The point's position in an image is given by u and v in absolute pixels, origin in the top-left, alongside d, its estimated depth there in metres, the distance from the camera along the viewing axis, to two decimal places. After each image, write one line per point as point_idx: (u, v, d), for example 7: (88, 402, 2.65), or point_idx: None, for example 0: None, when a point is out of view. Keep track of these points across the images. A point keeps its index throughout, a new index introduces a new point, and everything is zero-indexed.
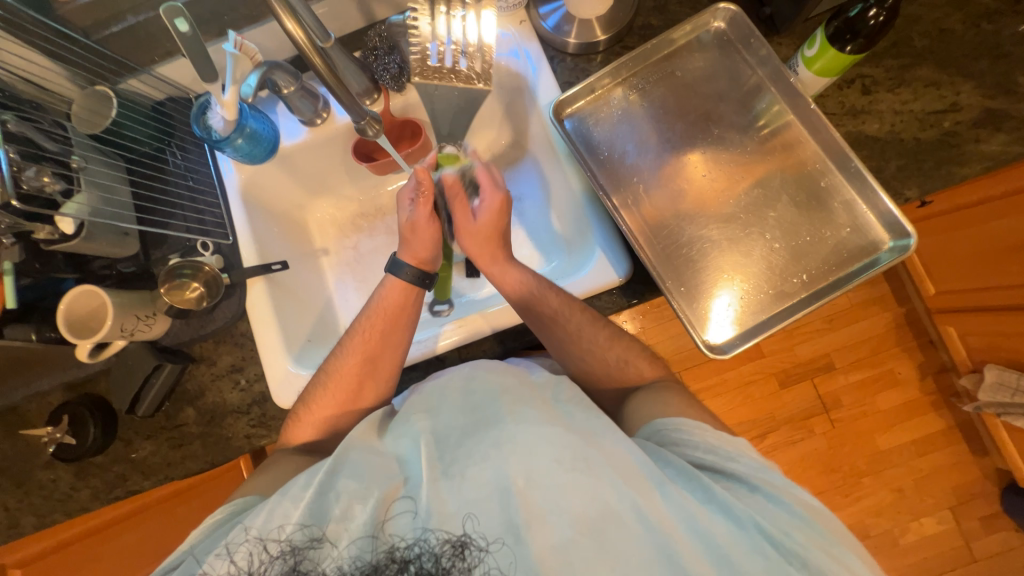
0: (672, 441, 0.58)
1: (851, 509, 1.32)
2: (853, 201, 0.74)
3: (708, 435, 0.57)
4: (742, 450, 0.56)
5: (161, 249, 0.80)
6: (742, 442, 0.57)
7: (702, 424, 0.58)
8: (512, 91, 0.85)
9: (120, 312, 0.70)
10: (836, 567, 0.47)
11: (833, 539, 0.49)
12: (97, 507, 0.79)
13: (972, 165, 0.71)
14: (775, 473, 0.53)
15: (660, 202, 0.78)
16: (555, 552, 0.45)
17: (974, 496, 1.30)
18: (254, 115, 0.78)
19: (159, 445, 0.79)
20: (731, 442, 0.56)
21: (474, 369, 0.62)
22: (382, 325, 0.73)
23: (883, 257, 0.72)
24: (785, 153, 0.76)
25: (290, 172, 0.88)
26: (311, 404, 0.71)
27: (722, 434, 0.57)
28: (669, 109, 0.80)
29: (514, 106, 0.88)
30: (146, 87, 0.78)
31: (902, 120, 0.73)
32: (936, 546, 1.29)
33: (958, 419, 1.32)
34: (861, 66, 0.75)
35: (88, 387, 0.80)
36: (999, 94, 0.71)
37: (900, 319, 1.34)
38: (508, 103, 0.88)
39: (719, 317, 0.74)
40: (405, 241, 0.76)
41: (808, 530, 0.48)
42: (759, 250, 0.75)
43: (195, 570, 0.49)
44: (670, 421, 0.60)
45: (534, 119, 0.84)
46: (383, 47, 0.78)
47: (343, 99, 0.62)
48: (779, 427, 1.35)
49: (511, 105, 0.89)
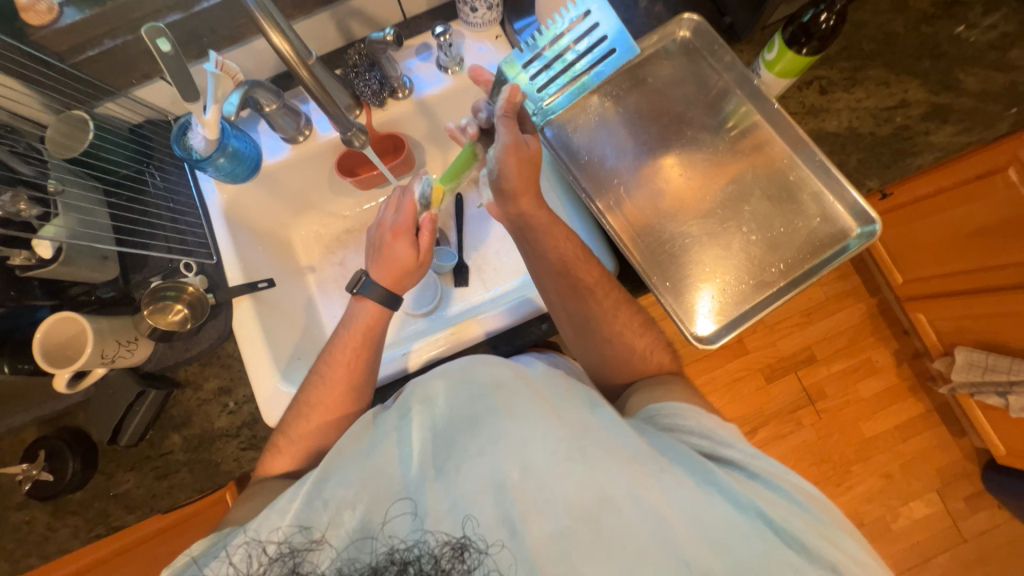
0: (668, 426, 0.59)
1: (844, 498, 1.34)
2: (821, 192, 0.78)
3: (704, 419, 0.59)
4: (737, 437, 0.57)
5: (141, 272, 0.78)
6: (735, 430, 0.58)
7: (696, 407, 0.60)
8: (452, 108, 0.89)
9: (100, 338, 0.68)
10: (836, 553, 0.48)
11: (829, 524, 0.50)
12: (76, 547, 0.75)
13: (925, 156, 0.76)
14: (771, 460, 0.54)
15: (641, 202, 0.81)
16: (553, 542, 0.46)
17: (957, 475, 1.34)
18: (236, 134, 0.79)
19: (143, 476, 0.76)
20: (725, 428, 0.58)
21: (470, 360, 0.60)
22: (362, 337, 0.71)
23: (853, 244, 0.75)
24: (755, 153, 0.80)
25: (273, 191, 0.88)
26: (293, 423, 0.68)
27: (720, 421, 0.59)
28: (643, 114, 0.83)
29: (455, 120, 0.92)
30: (124, 110, 0.79)
31: (859, 116, 0.78)
32: (926, 528, 1.32)
33: (936, 402, 1.37)
34: (817, 68, 0.80)
35: (65, 420, 0.76)
36: (943, 90, 0.76)
37: (873, 309, 1.40)
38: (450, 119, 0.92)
39: (702, 310, 0.76)
40: (379, 263, 0.72)
41: (806, 516, 0.50)
42: (737, 242, 0.78)
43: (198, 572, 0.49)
44: (670, 406, 0.61)
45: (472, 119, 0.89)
46: (364, 64, 0.77)
47: (331, 111, 0.64)
48: (768, 421, 1.38)
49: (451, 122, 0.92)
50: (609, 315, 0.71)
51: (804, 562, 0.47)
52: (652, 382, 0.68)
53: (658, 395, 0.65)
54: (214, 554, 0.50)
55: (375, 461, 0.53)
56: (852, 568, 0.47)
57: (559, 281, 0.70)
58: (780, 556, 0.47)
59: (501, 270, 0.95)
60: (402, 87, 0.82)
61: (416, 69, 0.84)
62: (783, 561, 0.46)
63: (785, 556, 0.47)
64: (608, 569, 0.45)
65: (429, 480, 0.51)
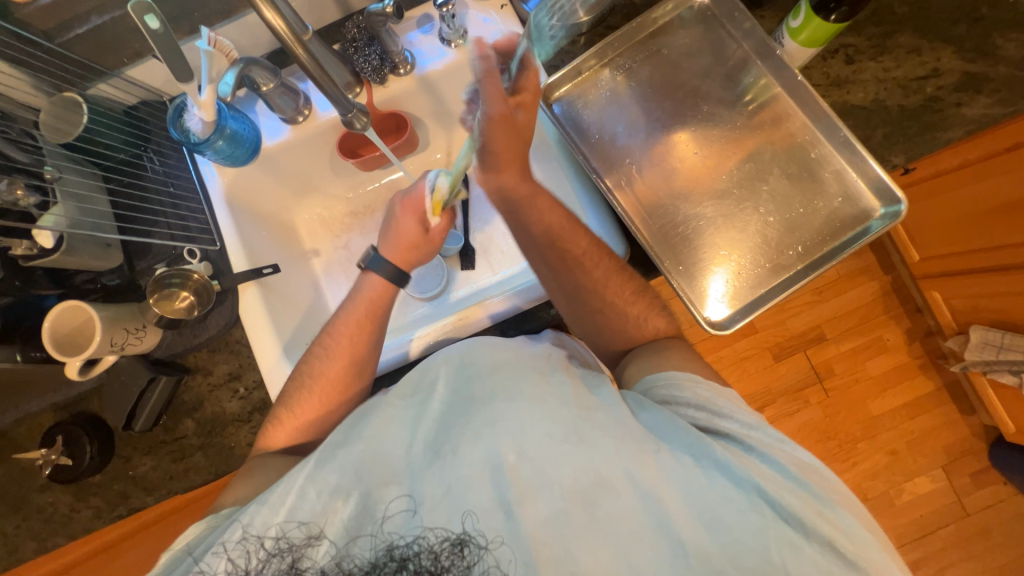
0: (664, 397, 0.58)
1: (849, 474, 1.35)
2: (843, 169, 0.74)
3: (702, 389, 0.57)
4: (735, 407, 0.55)
5: (145, 259, 0.78)
6: (733, 398, 0.57)
7: (694, 376, 0.58)
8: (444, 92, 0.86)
9: (109, 327, 0.69)
10: (830, 531, 0.46)
11: (824, 499, 0.48)
12: (99, 527, 0.77)
13: (956, 130, 0.70)
14: (767, 430, 0.53)
15: (654, 182, 0.79)
16: (548, 526, 0.46)
17: (964, 452, 1.34)
18: (234, 115, 0.76)
19: (160, 459, 0.77)
20: (722, 397, 0.56)
21: (468, 344, 0.60)
22: (363, 326, 0.70)
23: (875, 225, 0.73)
24: (774, 128, 0.77)
25: (274, 173, 0.86)
26: (297, 409, 0.67)
27: (717, 388, 0.57)
28: (657, 87, 0.79)
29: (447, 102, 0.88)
30: (117, 92, 0.75)
31: (886, 88, 0.73)
32: (930, 504, 1.33)
33: (946, 380, 1.36)
34: (843, 35, 0.75)
35: (81, 406, 0.78)
36: (979, 58, 0.70)
37: (887, 287, 1.37)
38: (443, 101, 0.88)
39: (714, 294, 0.75)
40: (389, 240, 0.72)
41: (800, 491, 0.48)
42: (753, 224, 0.76)
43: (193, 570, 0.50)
44: (665, 376, 0.59)
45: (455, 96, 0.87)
46: (363, 38, 0.75)
47: (330, 92, 0.61)
48: (775, 400, 1.38)
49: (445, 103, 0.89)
50: (621, 298, 0.69)
51: (801, 540, 0.45)
52: (648, 351, 0.67)
53: (656, 365, 0.63)
54: (210, 549, 0.51)
55: (372, 444, 0.54)
56: (848, 546, 0.45)
57: (570, 262, 0.69)
58: (779, 532, 0.45)
59: (508, 253, 0.93)
60: (404, 62, 0.78)
61: (417, 42, 0.80)
62: (778, 539, 0.45)
63: (782, 531, 0.45)
64: (604, 551, 0.45)
65: (425, 466, 0.51)
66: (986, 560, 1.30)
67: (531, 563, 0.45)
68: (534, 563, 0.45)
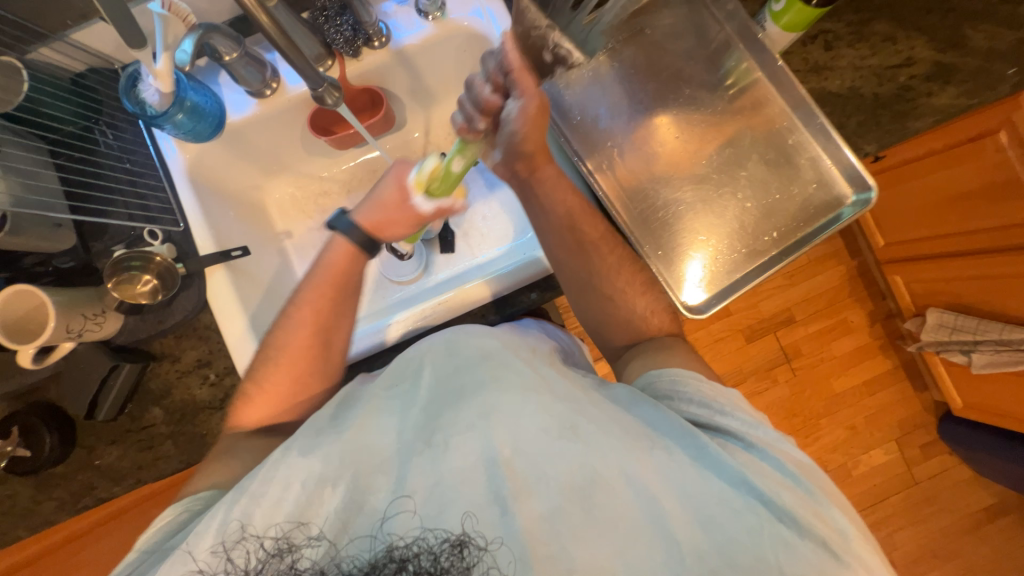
0: (665, 393, 0.58)
1: (812, 449, 1.43)
2: (819, 157, 0.75)
3: (704, 387, 0.57)
4: (736, 405, 0.56)
5: (101, 240, 0.73)
6: (734, 395, 0.58)
7: (698, 375, 0.59)
8: (425, 67, 0.83)
9: (63, 312, 0.64)
10: (823, 528, 0.47)
11: (820, 498, 0.49)
12: (64, 518, 0.75)
13: (925, 120, 0.72)
14: (766, 429, 0.54)
15: (634, 165, 0.79)
16: (543, 520, 0.46)
17: (916, 426, 1.43)
18: (194, 86, 0.71)
19: (126, 448, 0.75)
20: (725, 396, 0.57)
21: (456, 332, 0.60)
22: (329, 295, 0.64)
23: (847, 211, 0.74)
24: (753, 112, 0.78)
25: (241, 149, 0.82)
26: (267, 395, 0.66)
27: (718, 388, 0.58)
28: (639, 70, 0.79)
29: (429, 79, 0.86)
30: (63, 58, 0.69)
31: (862, 76, 0.74)
32: (883, 474, 1.42)
33: (903, 359, 1.43)
34: (824, 21, 0.75)
35: (38, 394, 0.74)
36: (950, 48, 0.71)
37: (853, 271, 1.42)
38: (427, 78, 0.85)
39: (691, 278, 0.77)
40: (369, 203, 0.64)
41: (798, 491, 0.49)
42: (732, 210, 0.78)
43: (176, 552, 0.48)
44: (668, 370, 0.60)
45: (436, 71, 0.84)
46: (333, 7, 0.71)
47: (298, 64, 0.58)
48: (746, 379, 1.43)
49: (428, 81, 0.86)
50: (601, 282, 0.68)
51: (796, 538, 0.46)
52: (649, 348, 0.66)
53: (654, 362, 0.63)
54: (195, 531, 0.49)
55: (363, 446, 0.52)
56: (841, 543, 0.47)
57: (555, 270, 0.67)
58: (779, 534, 0.46)
59: (488, 236, 0.92)
60: (378, 34, 0.74)
61: (392, 14, 0.76)
62: (773, 537, 0.46)
63: (777, 530, 0.46)
64: (600, 547, 0.46)
65: (416, 458, 0.50)
66: (930, 523, 1.41)
67: (526, 558, 0.45)
68: (531, 561, 0.45)
